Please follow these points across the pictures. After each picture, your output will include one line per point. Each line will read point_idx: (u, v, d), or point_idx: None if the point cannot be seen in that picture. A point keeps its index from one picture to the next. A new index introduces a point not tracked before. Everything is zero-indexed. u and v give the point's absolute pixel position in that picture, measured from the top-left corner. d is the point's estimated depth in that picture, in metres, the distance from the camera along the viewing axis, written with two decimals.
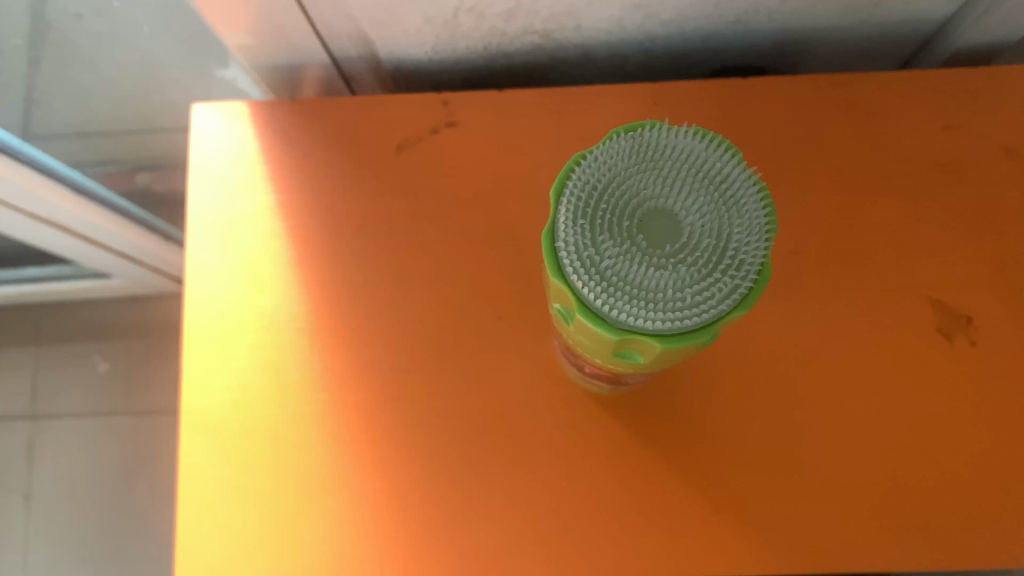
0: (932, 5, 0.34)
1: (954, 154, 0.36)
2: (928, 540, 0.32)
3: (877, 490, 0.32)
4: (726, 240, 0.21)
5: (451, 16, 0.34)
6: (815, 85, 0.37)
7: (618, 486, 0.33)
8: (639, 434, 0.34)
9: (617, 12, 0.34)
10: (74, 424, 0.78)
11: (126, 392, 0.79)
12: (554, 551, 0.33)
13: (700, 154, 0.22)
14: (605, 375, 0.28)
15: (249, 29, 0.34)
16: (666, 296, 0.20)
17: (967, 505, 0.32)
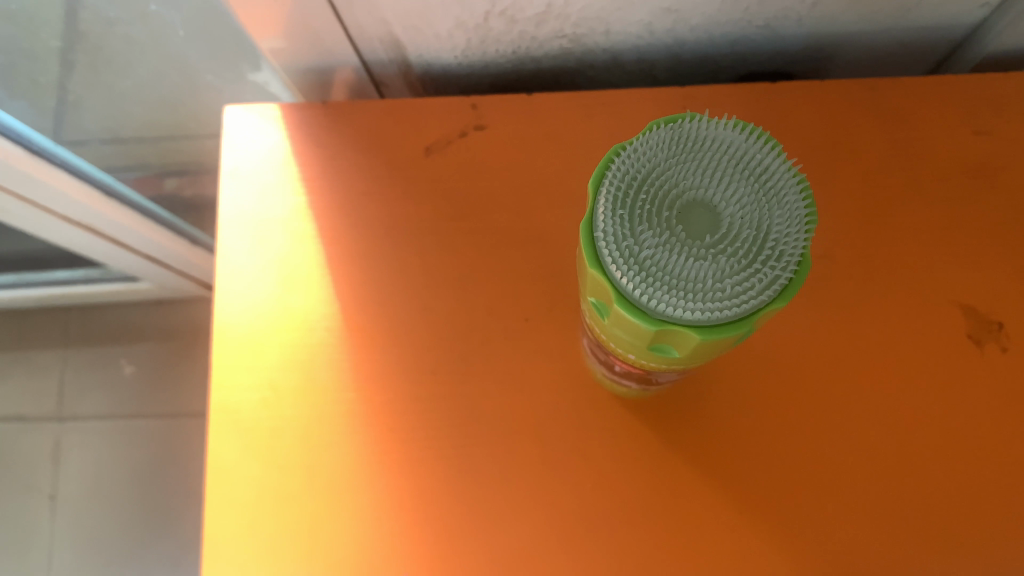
0: (963, 9, 0.34)
1: (984, 160, 0.36)
2: (961, 545, 0.31)
3: (907, 498, 0.32)
4: (765, 230, 0.21)
5: (482, 20, 0.35)
6: (845, 88, 0.37)
7: (644, 488, 0.33)
8: (667, 436, 0.34)
9: (647, 16, 0.35)
10: (99, 426, 0.79)
11: (151, 395, 0.80)
12: (579, 552, 0.33)
13: (739, 146, 0.22)
14: (635, 374, 0.28)
15: (284, 34, 0.35)
16: (705, 286, 0.20)
17: (1001, 511, 0.32)
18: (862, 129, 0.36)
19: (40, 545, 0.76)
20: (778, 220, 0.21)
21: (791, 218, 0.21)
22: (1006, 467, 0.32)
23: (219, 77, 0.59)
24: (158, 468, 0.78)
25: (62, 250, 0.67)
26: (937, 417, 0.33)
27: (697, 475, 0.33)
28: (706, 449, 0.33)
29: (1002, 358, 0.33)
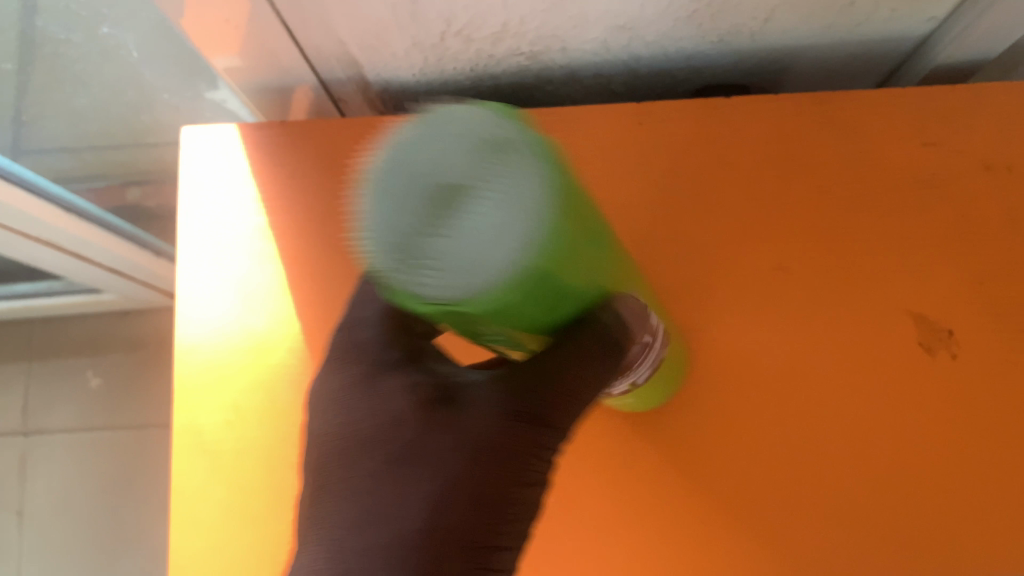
0: (908, 23, 0.35)
1: (934, 170, 0.36)
2: (906, 546, 0.33)
3: (850, 503, 0.34)
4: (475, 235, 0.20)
5: (438, 40, 0.35)
6: (797, 102, 0.37)
7: (609, 498, 0.35)
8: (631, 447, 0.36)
9: (603, 34, 0.35)
10: (68, 438, 0.77)
11: (118, 407, 0.78)
12: (543, 552, 0.35)
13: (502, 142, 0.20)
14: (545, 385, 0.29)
15: (240, 51, 0.35)
16: (476, 261, 0.20)
17: (948, 513, 0.33)
18: (814, 141, 0.37)
19: (10, 559, 0.75)
20: (491, 228, 0.20)
21: (507, 227, 0.20)
22: (951, 472, 0.33)
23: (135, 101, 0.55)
24: (122, 487, 0.76)
25: (22, 264, 0.66)
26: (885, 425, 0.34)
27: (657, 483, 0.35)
28: (664, 453, 0.35)
29: (951, 365, 0.34)
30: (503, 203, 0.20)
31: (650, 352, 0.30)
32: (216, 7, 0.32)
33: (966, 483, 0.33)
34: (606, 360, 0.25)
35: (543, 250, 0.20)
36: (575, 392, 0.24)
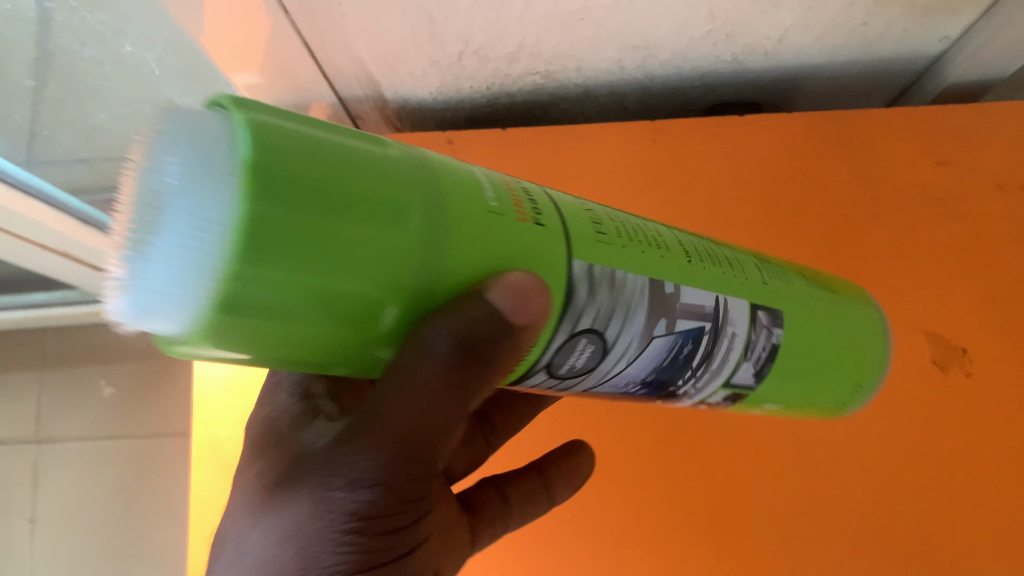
0: (920, 43, 0.35)
1: (947, 189, 0.36)
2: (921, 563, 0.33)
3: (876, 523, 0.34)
4: (131, 295, 0.13)
5: (456, 59, 0.35)
6: (808, 121, 0.38)
7: (632, 515, 0.36)
8: (653, 465, 0.37)
9: (618, 53, 0.35)
10: (59, 453, 0.70)
11: (131, 414, 0.71)
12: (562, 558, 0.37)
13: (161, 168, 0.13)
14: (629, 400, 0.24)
15: (260, 69, 0.36)
16: None
17: (964, 530, 0.33)
18: (828, 160, 0.37)
19: None
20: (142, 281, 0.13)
21: (168, 280, 0.13)
22: (968, 488, 0.34)
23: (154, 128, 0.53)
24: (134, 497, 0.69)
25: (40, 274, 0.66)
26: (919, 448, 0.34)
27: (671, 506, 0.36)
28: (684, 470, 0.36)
29: (967, 383, 0.35)
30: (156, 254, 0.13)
31: (762, 355, 0.24)
32: (239, 25, 0.32)
33: (982, 502, 0.33)
34: (438, 369, 0.17)
35: (244, 288, 0.14)
36: (421, 416, 0.18)
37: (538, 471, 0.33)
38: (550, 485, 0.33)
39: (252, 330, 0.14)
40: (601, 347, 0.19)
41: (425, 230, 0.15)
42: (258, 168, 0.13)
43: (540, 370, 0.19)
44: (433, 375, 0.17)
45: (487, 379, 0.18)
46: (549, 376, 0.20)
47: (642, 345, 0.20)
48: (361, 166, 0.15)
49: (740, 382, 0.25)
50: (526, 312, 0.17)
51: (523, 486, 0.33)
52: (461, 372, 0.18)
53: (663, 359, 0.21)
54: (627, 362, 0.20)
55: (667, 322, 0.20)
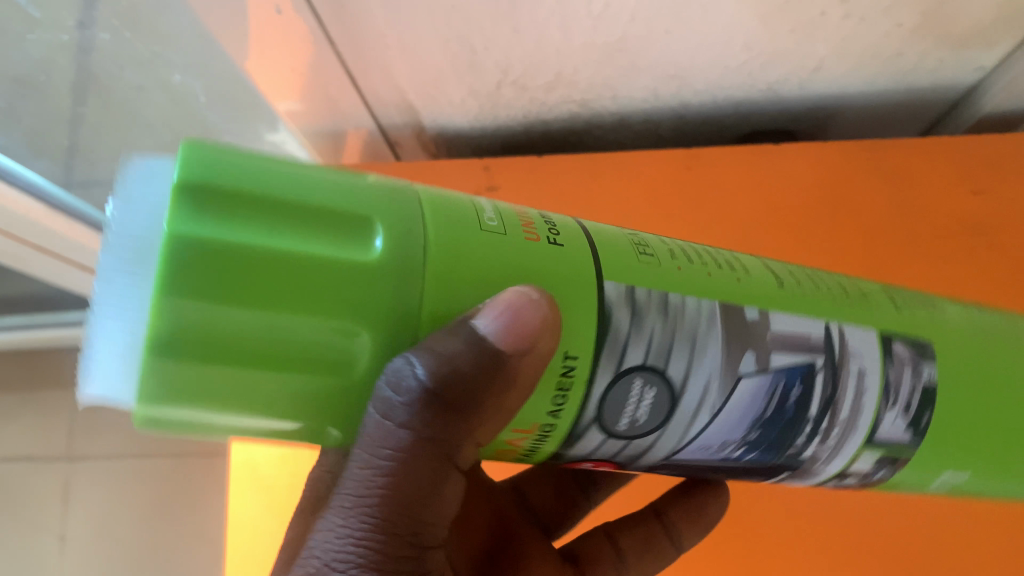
0: (955, 73, 0.36)
1: (983, 218, 0.37)
2: None
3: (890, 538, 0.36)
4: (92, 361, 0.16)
5: (494, 88, 0.36)
6: (839, 149, 0.38)
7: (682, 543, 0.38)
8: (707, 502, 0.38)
9: (653, 83, 0.36)
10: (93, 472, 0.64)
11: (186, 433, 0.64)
12: None
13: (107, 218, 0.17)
14: (755, 476, 0.23)
15: (302, 97, 0.37)
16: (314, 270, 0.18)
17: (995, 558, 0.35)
18: (861, 187, 0.38)
19: None
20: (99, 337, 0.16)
21: (114, 333, 0.16)
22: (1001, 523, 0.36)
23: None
24: (153, 521, 0.63)
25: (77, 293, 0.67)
26: None
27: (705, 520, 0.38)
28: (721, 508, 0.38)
29: None
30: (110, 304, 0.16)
31: (910, 401, 0.23)
32: (284, 53, 0.33)
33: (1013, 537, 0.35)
34: (407, 424, 0.17)
35: (172, 328, 0.16)
36: (401, 474, 0.18)
37: (657, 514, 0.34)
38: (673, 531, 0.33)
39: (206, 369, 0.16)
40: (670, 387, 0.20)
41: (386, 251, 0.17)
42: (186, 195, 0.16)
43: (591, 427, 0.19)
44: (405, 433, 0.17)
45: (473, 426, 0.18)
46: (612, 437, 0.20)
47: (727, 385, 0.20)
48: (304, 194, 0.17)
49: (894, 438, 0.23)
50: (514, 339, 0.17)
51: (637, 532, 0.34)
52: (440, 424, 0.18)
53: (766, 403, 0.21)
54: (715, 400, 0.20)
55: (757, 352, 0.20)
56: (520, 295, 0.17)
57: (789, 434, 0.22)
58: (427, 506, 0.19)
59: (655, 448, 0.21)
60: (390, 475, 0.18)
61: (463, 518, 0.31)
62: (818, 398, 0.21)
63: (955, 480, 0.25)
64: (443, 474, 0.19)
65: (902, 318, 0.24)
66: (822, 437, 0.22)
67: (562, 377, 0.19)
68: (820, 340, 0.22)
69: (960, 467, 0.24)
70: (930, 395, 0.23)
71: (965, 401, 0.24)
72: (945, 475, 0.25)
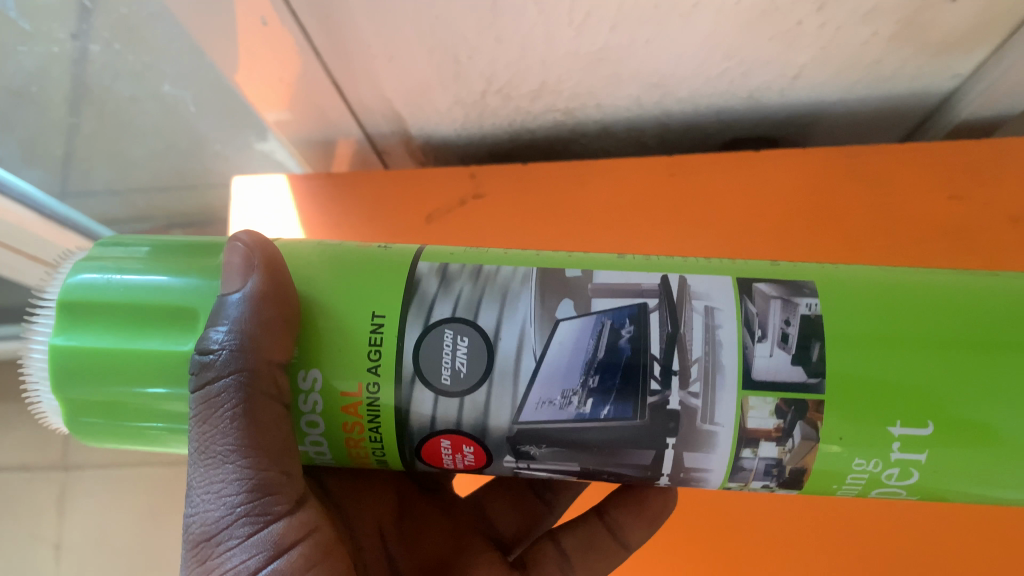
0: (932, 80, 0.36)
1: (961, 224, 0.37)
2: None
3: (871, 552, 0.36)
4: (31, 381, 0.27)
5: (479, 97, 0.37)
6: (825, 155, 0.38)
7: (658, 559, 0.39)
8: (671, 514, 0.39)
9: (637, 91, 0.36)
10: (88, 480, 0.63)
11: None
12: None
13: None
14: (646, 458, 0.26)
15: (291, 106, 0.37)
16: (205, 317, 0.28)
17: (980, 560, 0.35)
18: (842, 193, 0.38)
19: None
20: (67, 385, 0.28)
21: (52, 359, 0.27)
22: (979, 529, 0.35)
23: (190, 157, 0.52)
24: (151, 529, 0.62)
25: None
26: None
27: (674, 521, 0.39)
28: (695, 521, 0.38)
29: None
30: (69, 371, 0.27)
31: (786, 332, 0.25)
32: (274, 63, 0.33)
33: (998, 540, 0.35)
34: (219, 363, 0.25)
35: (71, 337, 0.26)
36: (229, 405, 0.25)
37: (600, 513, 0.36)
38: (615, 525, 0.36)
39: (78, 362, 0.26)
40: (484, 334, 0.26)
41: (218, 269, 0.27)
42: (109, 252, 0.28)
43: (415, 379, 0.25)
44: (217, 375, 0.25)
45: (267, 358, 0.25)
46: (440, 394, 0.25)
47: (546, 327, 0.26)
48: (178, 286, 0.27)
49: (779, 375, 0.25)
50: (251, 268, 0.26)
51: (583, 532, 0.36)
52: (246, 362, 0.25)
53: (596, 345, 0.25)
54: (536, 343, 0.25)
55: (576, 301, 0.26)
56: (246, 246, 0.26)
57: (638, 380, 0.25)
58: (256, 438, 0.25)
59: (493, 407, 0.25)
60: (221, 414, 0.25)
61: (417, 537, 0.36)
62: (657, 336, 0.25)
63: (911, 435, 0.24)
64: (260, 411, 0.25)
65: (784, 272, 0.27)
66: (682, 380, 0.25)
67: (371, 333, 0.26)
68: (653, 286, 0.26)
69: (911, 418, 0.24)
70: (814, 326, 0.25)
71: (868, 323, 0.25)
72: (898, 430, 0.24)
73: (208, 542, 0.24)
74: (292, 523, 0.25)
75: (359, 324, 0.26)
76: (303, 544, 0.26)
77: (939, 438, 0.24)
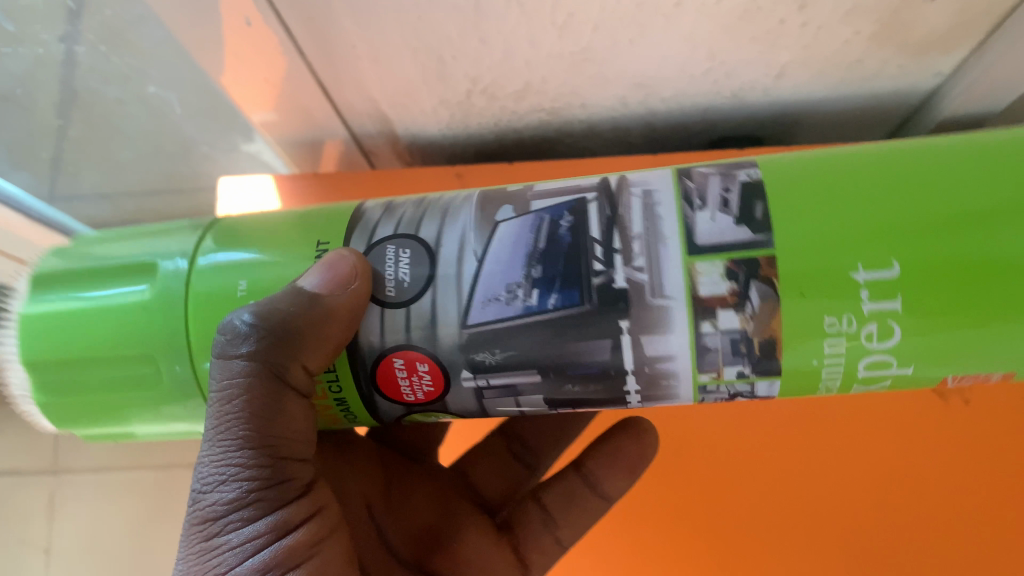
0: (916, 78, 0.36)
1: None
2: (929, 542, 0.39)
3: (864, 512, 0.40)
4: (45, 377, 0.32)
5: (465, 97, 0.37)
6: (807, 151, 0.39)
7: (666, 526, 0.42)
8: (683, 485, 0.42)
9: (621, 91, 0.37)
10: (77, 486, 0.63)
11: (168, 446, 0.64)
12: None
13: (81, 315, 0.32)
14: (604, 349, 0.27)
15: (277, 107, 0.37)
16: None
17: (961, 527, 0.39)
18: None
19: None
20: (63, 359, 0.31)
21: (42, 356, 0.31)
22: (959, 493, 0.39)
23: (178, 159, 0.52)
24: (140, 534, 0.62)
25: None
26: (902, 469, 0.40)
27: (681, 502, 0.42)
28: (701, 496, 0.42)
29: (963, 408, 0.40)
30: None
31: (725, 199, 0.27)
32: (258, 65, 0.34)
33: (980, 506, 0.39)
34: (240, 356, 0.26)
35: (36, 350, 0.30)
36: (248, 396, 0.26)
37: (577, 468, 0.39)
38: (593, 482, 0.39)
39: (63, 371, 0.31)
40: (427, 243, 0.28)
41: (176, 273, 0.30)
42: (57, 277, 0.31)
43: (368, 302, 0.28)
44: (240, 360, 0.26)
45: (295, 355, 0.27)
46: (386, 305, 0.28)
47: (487, 231, 0.28)
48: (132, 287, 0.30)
49: (722, 237, 0.26)
50: (327, 287, 0.27)
51: (563, 489, 0.39)
52: (269, 355, 0.26)
53: (537, 236, 0.27)
54: (476, 246, 0.28)
55: (514, 206, 0.28)
56: (326, 264, 0.27)
57: (582, 264, 0.27)
58: (276, 429, 0.27)
59: (439, 306, 0.27)
60: (239, 402, 0.26)
61: (405, 503, 0.39)
62: (597, 223, 0.27)
63: (878, 279, 0.25)
64: (284, 404, 0.27)
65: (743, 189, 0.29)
66: (626, 258, 0.26)
67: None
68: (591, 186, 0.28)
69: (873, 261, 0.25)
70: (756, 188, 0.26)
71: (801, 194, 0.26)
72: (862, 276, 0.25)
73: (217, 521, 0.26)
74: (301, 503, 0.28)
75: (317, 263, 0.29)
76: (306, 525, 0.28)
77: (906, 275, 0.25)
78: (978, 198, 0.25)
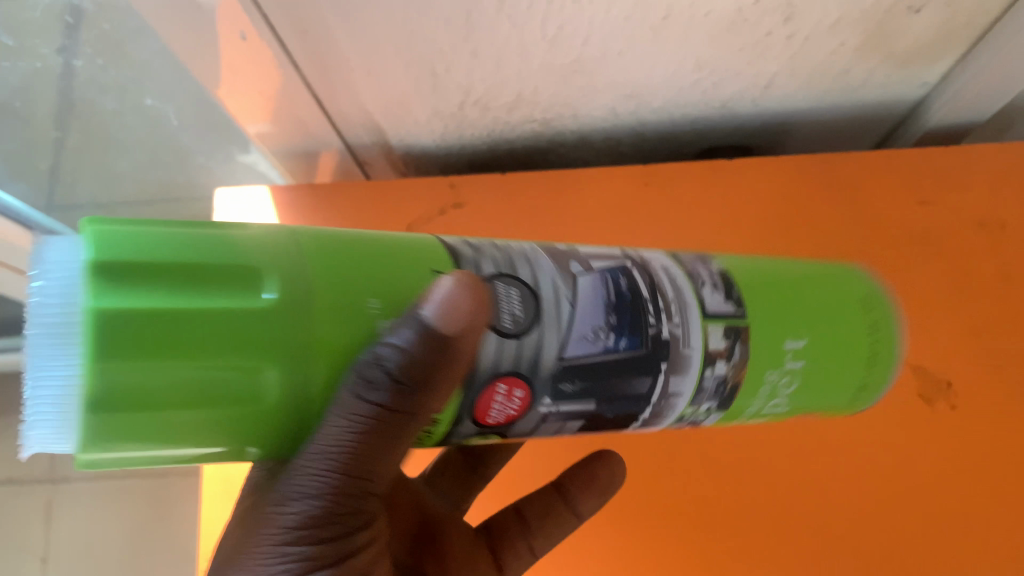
0: (901, 89, 0.37)
1: (931, 229, 0.38)
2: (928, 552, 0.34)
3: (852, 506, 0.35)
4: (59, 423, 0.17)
5: (457, 108, 0.37)
6: (793, 163, 0.39)
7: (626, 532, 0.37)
8: (653, 487, 0.37)
9: (611, 102, 0.37)
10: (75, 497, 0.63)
11: None
12: None
13: (27, 291, 0.18)
14: (644, 386, 0.24)
15: (271, 119, 0.38)
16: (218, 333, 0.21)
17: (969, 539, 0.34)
18: (813, 202, 0.39)
19: None
20: (43, 372, 0.17)
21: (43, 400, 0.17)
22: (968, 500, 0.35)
23: (174, 170, 0.53)
24: (136, 541, 0.62)
25: None
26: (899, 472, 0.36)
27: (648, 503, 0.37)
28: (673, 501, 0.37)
29: (951, 415, 0.36)
30: (41, 345, 0.17)
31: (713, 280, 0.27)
32: (252, 79, 0.34)
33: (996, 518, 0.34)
34: (377, 395, 0.20)
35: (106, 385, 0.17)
36: (365, 437, 0.20)
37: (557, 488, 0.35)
38: (571, 498, 0.35)
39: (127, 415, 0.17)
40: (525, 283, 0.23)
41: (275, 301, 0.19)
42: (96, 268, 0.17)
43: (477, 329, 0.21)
44: (377, 402, 0.20)
45: (428, 406, 0.21)
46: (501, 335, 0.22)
47: (570, 281, 0.23)
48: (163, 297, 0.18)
49: (721, 308, 0.26)
50: (453, 322, 0.20)
51: (539, 503, 0.35)
52: (411, 400, 0.20)
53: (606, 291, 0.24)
54: (566, 292, 0.23)
55: (577, 261, 0.24)
56: (456, 282, 0.20)
57: (640, 315, 0.24)
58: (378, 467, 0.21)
59: (545, 343, 0.22)
60: (348, 440, 0.20)
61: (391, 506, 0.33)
62: (642, 284, 0.25)
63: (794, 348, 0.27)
64: (403, 441, 0.21)
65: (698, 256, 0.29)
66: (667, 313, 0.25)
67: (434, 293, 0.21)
68: (623, 254, 0.26)
69: (794, 332, 0.27)
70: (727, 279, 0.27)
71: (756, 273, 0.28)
72: (787, 344, 0.27)
73: (291, 532, 0.21)
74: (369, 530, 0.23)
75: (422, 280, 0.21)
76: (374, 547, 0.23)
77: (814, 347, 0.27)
78: (864, 324, 0.29)
